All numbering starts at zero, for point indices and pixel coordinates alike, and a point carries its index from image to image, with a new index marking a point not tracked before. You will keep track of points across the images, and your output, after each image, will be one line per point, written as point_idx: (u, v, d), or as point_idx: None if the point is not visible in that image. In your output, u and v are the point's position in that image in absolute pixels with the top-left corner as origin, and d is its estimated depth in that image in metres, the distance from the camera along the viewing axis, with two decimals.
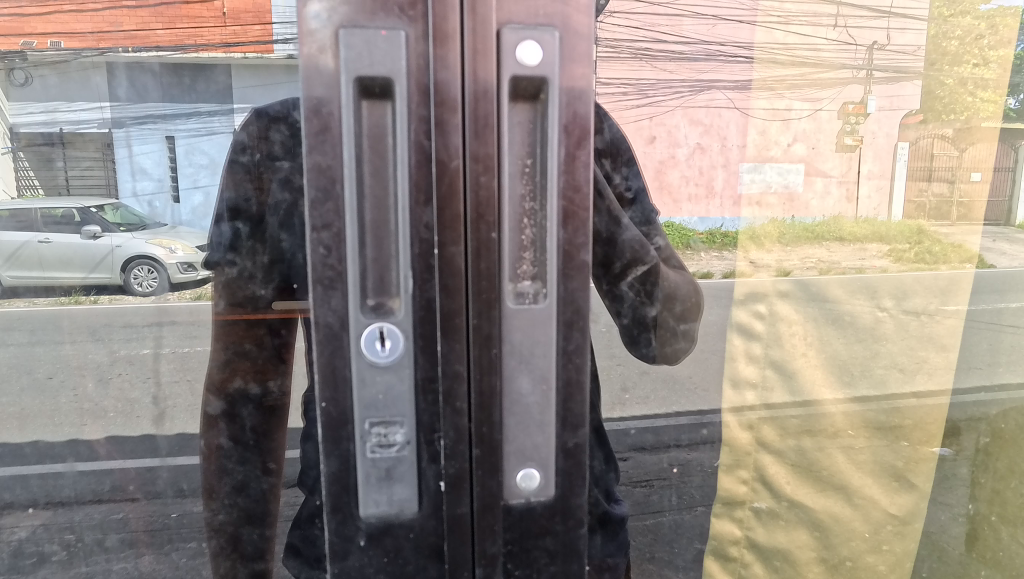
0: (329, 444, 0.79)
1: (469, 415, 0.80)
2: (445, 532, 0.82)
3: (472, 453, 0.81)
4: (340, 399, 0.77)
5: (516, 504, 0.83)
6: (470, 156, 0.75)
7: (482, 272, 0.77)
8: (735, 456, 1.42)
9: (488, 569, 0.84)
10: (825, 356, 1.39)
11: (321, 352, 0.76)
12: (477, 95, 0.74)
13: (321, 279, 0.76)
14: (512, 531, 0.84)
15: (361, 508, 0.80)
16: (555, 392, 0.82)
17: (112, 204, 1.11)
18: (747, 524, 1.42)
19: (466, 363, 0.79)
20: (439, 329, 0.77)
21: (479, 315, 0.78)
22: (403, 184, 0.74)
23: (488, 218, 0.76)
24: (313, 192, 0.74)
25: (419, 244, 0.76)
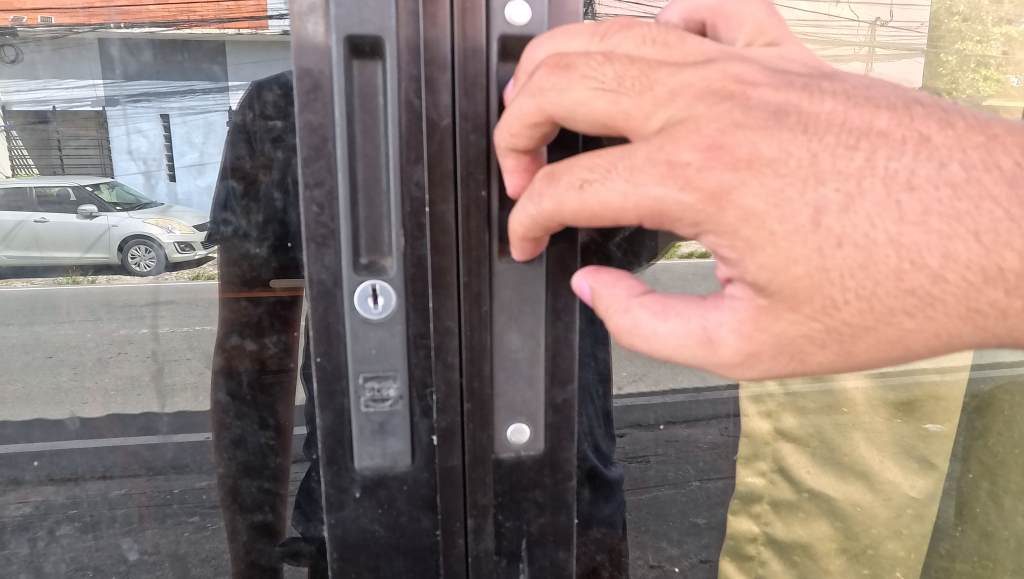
0: (324, 399, 0.81)
1: (460, 369, 0.82)
2: (438, 484, 0.85)
3: (463, 407, 0.83)
4: (334, 354, 0.80)
5: (506, 458, 0.86)
6: (459, 116, 0.76)
7: (471, 230, 0.79)
8: (756, 448, 1.35)
9: (479, 519, 0.87)
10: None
11: (315, 309, 0.79)
12: (466, 54, 0.75)
13: (313, 237, 0.77)
14: (502, 484, 0.87)
15: (356, 461, 0.83)
16: (543, 348, 0.84)
17: (108, 182, 0.97)
18: (765, 520, 1.39)
19: (457, 319, 0.81)
20: (430, 285, 0.79)
21: (469, 272, 0.80)
22: (393, 143, 0.76)
23: (478, 178, 0.78)
24: (305, 151, 0.75)
25: (410, 202, 0.77)
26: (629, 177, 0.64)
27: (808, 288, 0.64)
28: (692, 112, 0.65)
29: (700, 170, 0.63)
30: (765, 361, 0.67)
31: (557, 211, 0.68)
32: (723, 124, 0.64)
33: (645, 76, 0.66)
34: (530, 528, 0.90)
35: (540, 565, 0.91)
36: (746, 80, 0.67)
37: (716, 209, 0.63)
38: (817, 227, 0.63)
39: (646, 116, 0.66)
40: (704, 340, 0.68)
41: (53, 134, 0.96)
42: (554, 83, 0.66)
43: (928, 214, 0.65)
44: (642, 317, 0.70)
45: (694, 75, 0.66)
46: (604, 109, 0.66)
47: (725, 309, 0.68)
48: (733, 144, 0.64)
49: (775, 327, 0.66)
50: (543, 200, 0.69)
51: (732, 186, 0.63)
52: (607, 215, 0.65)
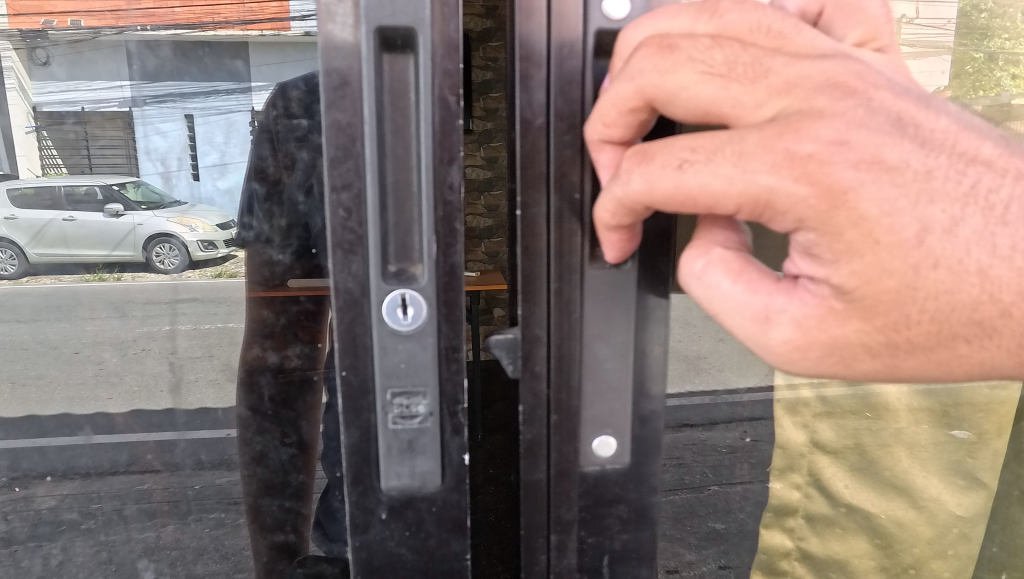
0: (349, 415, 0.76)
1: (547, 380, 0.78)
2: (523, 496, 0.82)
3: (550, 418, 0.80)
4: (361, 367, 0.75)
5: (591, 471, 0.82)
6: (554, 113, 0.73)
7: (563, 235, 0.75)
8: (789, 461, 1.26)
9: (562, 535, 0.83)
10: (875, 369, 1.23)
11: (341, 320, 0.74)
12: (562, 50, 0.72)
13: (340, 244, 0.72)
14: (586, 498, 0.82)
15: (383, 481, 0.78)
16: (633, 357, 0.79)
17: None
18: (798, 533, 1.28)
19: (546, 328, 0.77)
20: (520, 291, 0.77)
21: (562, 276, 0.76)
22: (427, 143, 0.71)
23: (575, 177, 0.74)
24: (332, 152, 0.70)
25: (444, 206, 0.72)
26: (734, 164, 0.57)
27: (891, 303, 0.58)
28: (812, 104, 0.58)
29: (823, 163, 0.56)
30: (811, 359, 0.61)
31: (648, 192, 0.61)
32: (849, 120, 0.57)
33: (760, 63, 0.59)
34: (613, 545, 0.85)
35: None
36: (870, 80, 0.60)
37: (832, 205, 0.56)
38: (920, 244, 0.57)
39: (757, 104, 0.59)
40: (757, 322, 0.61)
41: None
42: (655, 66, 0.61)
43: (1019, 250, 0.60)
44: (710, 274, 0.63)
45: (813, 66, 0.59)
46: (711, 96, 0.59)
47: (798, 295, 0.60)
48: (856, 142, 0.57)
49: (840, 328, 0.59)
50: (631, 179, 0.62)
51: (855, 184, 0.56)
52: (704, 199, 0.59)
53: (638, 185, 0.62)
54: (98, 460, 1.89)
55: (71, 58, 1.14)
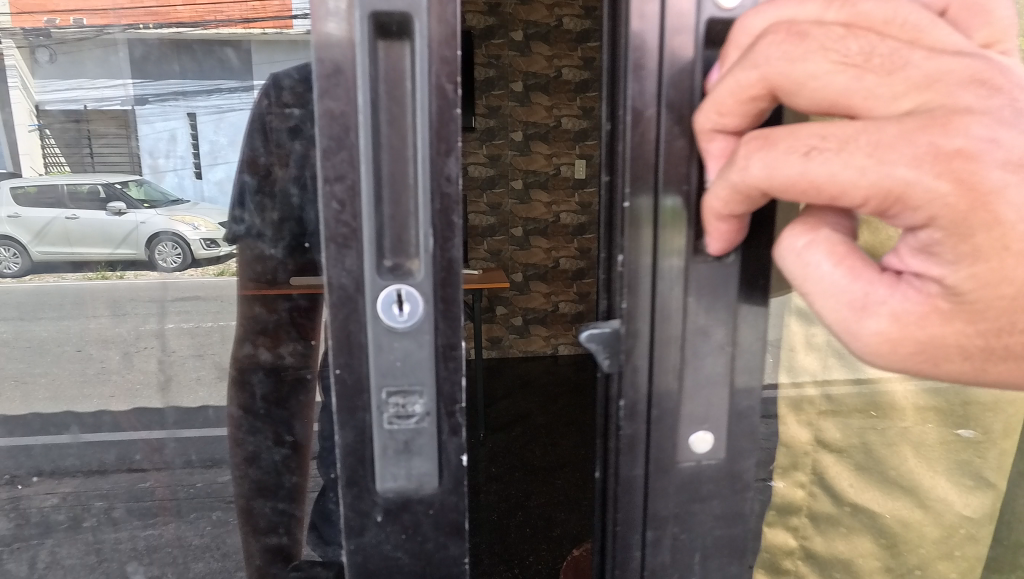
0: (344, 414, 0.74)
1: (648, 374, 0.79)
2: (618, 491, 0.83)
3: (649, 413, 0.80)
4: (356, 366, 0.73)
5: (687, 467, 0.82)
6: (665, 105, 0.73)
7: (669, 226, 0.76)
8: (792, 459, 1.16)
9: (657, 530, 0.84)
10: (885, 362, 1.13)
11: (335, 317, 0.71)
12: (674, 39, 0.71)
13: (334, 237, 0.70)
14: (681, 493, 0.83)
15: (378, 483, 0.75)
16: (732, 355, 0.80)
17: (135, 180, 1.22)
18: (798, 528, 1.19)
19: (649, 322, 0.78)
20: (623, 282, 0.78)
21: (666, 272, 0.77)
22: (425, 133, 0.68)
23: (681, 171, 0.74)
24: (326, 142, 0.68)
25: (441, 198, 0.70)
26: (868, 155, 0.55)
27: (1000, 310, 0.57)
28: (956, 100, 0.55)
29: (966, 159, 0.53)
30: (902, 356, 0.59)
31: (767, 179, 0.60)
32: (993, 118, 0.55)
33: (899, 55, 0.57)
34: (705, 540, 0.86)
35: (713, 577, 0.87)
36: (1013, 77, 0.57)
37: (971, 205, 0.53)
38: None
39: (892, 97, 0.56)
40: (853, 309, 0.59)
41: (85, 131, 1.20)
42: (785, 53, 0.58)
43: None
44: (812, 259, 0.61)
45: (955, 61, 0.56)
46: (843, 86, 0.57)
47: (901, 290, 0.58)
48: (1002, 142, 0.54)
49: (943, 326, 0.58)
50: (750, 167, 0.61)
51: (997, 185, 0.53)
52: (831, 189, 0.57)
53: (759, 172, 0.60)
54: (86, 462, 2.01)
55: (37, 38, 1.17)
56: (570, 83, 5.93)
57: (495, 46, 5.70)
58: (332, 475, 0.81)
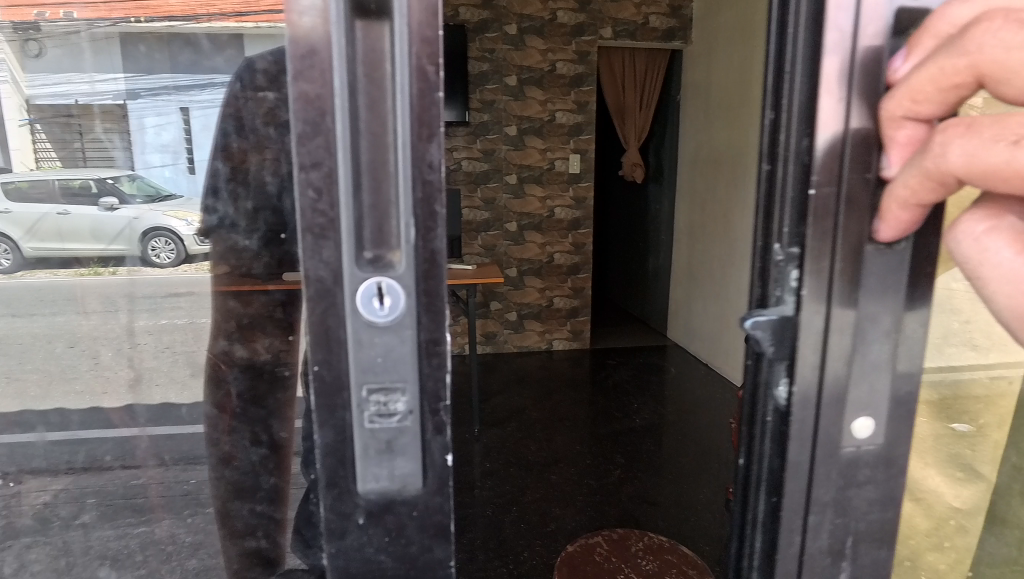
0: (323, 413, 0.71)
1: (822, 362, 0.76)
2: (786, 478, 0.81)
3: (818, 400, 0.77)
4: (335, 363, 0.69)
5: (846, 452, 0.79)
6: (857, 94, 0.68)
7: (853, 218, 0.72)
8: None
9: (819, 517, 0.82)
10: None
11: (313, 311, 0.68)
12: (866, 25, 0.67)
13: (310, 227, 0.67)
14: (841, 479, 0.80)
15: (360, 484, 0.72)
16: (902, 339, 0.77)
17: (127, 176, 1.53)
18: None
19: (825, 309, 0.75)
20: (798, 270, 0.75)
21: (846, 260, 0.73)
22: (406, 117, 0.65)
23: (865, 160, 0.70)
24: (300, 126, 0.65)
25: (423, 186, 0.67)
26: None
27: None
28: None
29: None
30: None
31: (966, 168, 0.58)
32: None
33: None
34: (859, 525, 0.83)
35: (863, 563, 0.84)
36: None
37: None
38: None
39: None
40: None
41: (74, 124, 1.48)
42: (1003, 40, 0.56)
43: None
44: (991, 245, 0.59)
45: None
46: None
47: None
48: None
49: None
50: (948, 155, 0.59)
51: None
52: None
53: (954, 161, 0.59)
54: (59, 460, 2.10)
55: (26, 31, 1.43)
56: (566, 77, 5.87)
57: (489, 40, 5.64)
58: (312, 476, 0.78)
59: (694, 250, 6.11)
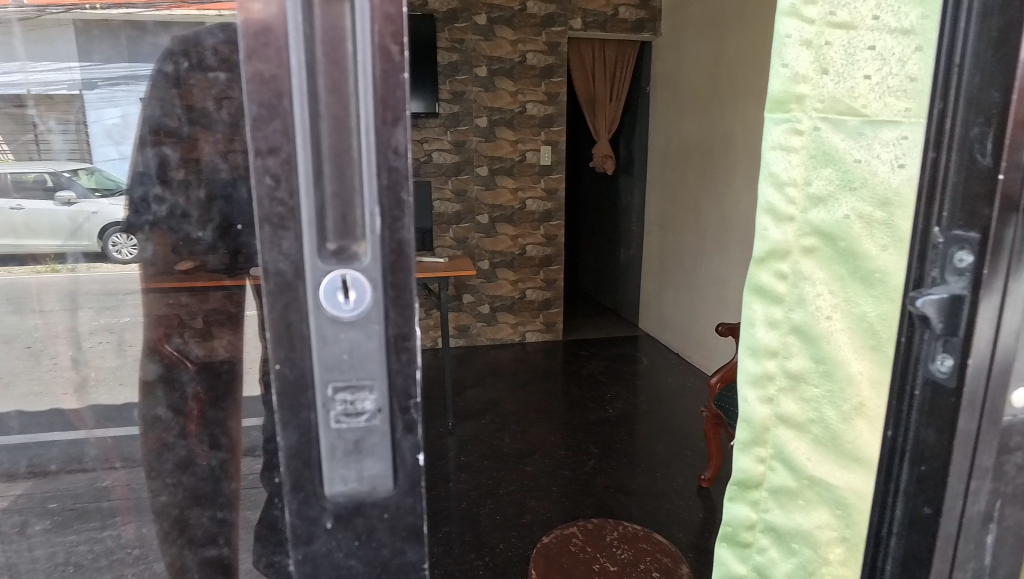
0: (286, 414, 0.67)
1: (995, 340, 0.80)
2: (951, 454, 0.84)
3: (985, 380, 0.81)
4: (298, 360, 0.66)
5: (1007, 420, 0.84)
6: None
7: None
8: (754, 432, 0.94)
9: (978, 483, 0.86)
10: (875, 315, 0.88)
11: (273, 306, 0.65)
12: None
13: (268, 217, 0.63)
14: (1000, 446, 0.85)
15: (327, 487, 0.69)
16: None
17: (86, 169, 1.10)
18: (764, 507, 0.96)
19: (1004, 287, 0.78)
20: (982, 252, 0.77)
21: (1020, 237, 0.77)
22: (369, 100, 0.61)
23: None
24: (256, 109, 0.60)
25: (389, 173, 0.63)
26: None
27: None
28: None
29: None
30: None
31: None
32: None
33: None
34: (1007, 488, 0.87)
35: (1008, 524, 0.90)
36: None
37: None
38: None
39: None
40: None
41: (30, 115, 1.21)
42: None
43: None
44: None
45: None
46: None
47: None
48: None
49: None
50: None
51: None
52: None
53: None
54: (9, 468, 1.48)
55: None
56: (536, 68, 5.84)
57: (459, 30, 5.57)
58: (276, 480, 0.74)
59: (665, 241, 6.16)
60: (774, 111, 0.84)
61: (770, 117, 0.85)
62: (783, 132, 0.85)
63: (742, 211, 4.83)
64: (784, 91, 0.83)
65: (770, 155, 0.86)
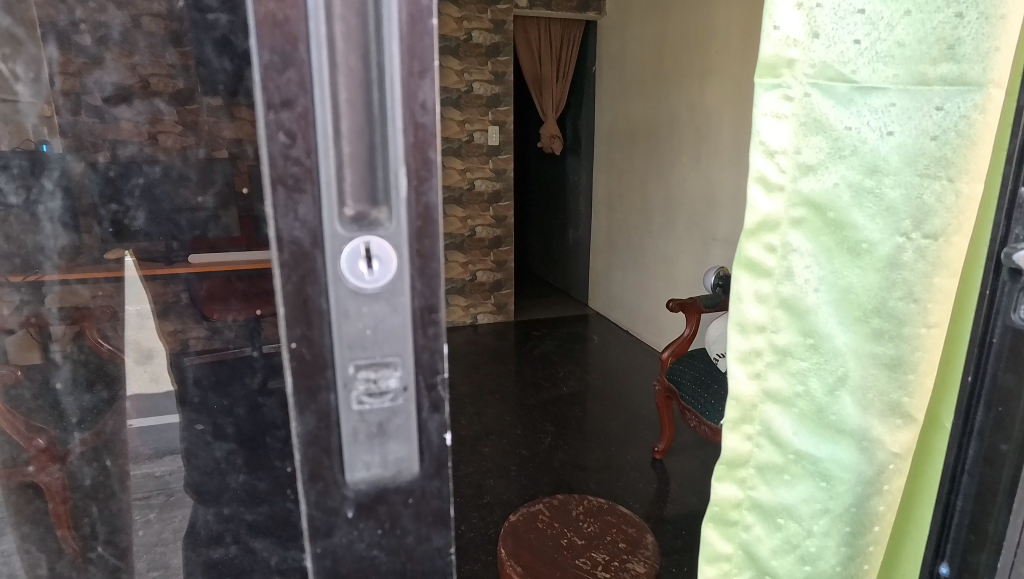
0: (303, 397, 0.62)
1: None
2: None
3: None
4: (314, 338, 0.60)
5: None
6: None
7: None
8: (742, 408, 0.90)
9: None
10: (860, 285, 0.87)
11: (287, 279, 0.58)
12: None
13: (281, 179, 0.56)
14: None
15: (348, 474, 0.64)
16: None
17: None
18: (751, 485, 0.92)
19: None
20: None
21: None
22: (395, 47, 0.56)
23: None
24: (268, 56, 0.54)
25: (415, 130, 0.58)
26: None
27: None
28: None
29: None
30: None
31: None
32: None
33: None
34: None
35: None
36: None
37: None
38: None
39: None
40: None
41: None
42: None
43: None
44: None
45: None
46: None
47: None
48: None
49: None
50: None
51: None
52: None
53: None
54: None
55: None
56: (483, 46, 5.71)
57: None
58: (288, 469, 0.69)
59: (613, 221, 6.23)
60: (763, 77, 0.79)
61: (759, 83, 0.79)
62: (775, 99, 0.79)
63: (688, 190, 4.91)
64: (775, 56, 0.78)
65: (761, 122, 0.80)
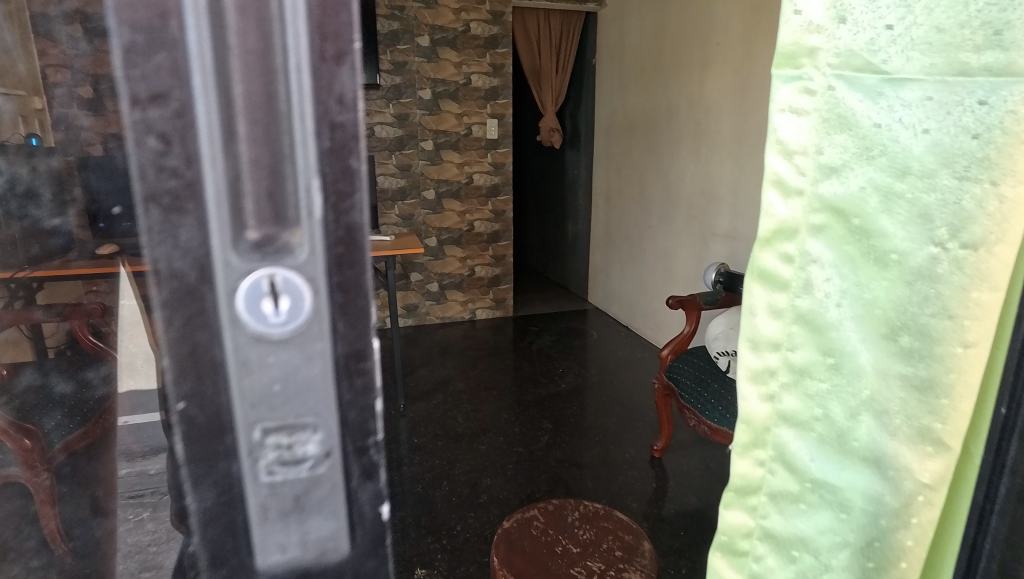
0: (199, 467, 0.50)
1: None
2: None
3: None
4: (210, 396, 0.48)
5: None
6: None
7: None
8: (753, 431, 0.74)
9: None
10: (887, 300, 0.67)
11: (172, 323, 0.47)
12: None
13: (156, 197, 0.44)
14: None
15: (258, 557, 0.52)
16: None
17: None
18: (763, 513, 0.75)
19: None
20: None
21: None
22: (301, 23, 0.43)
23: None
24: (129, 36, 0.41)
25: (332, 132, 0.45)
26: None
27: None
28: None
29: None
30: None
31: None
32: None
33: None
34: None
35: None
36: None
37: None
38: None
39: None
40: None
41: None
42: None
43: None
44: None
45: None
46: None
47: None
48: None
49: None
50: None
51: None
52: None
53: None
54: None
55: None
56: (479, 37, 5.56)
57: None
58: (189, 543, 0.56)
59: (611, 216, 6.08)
60: (782, 67, 0.65)
61: (776, 75, 0.66)
62: (794, 91, 0.65)
63: (687, 185, 4.77)
64: (795, 44, 0.64)
65: (778, 118, 0.66)
